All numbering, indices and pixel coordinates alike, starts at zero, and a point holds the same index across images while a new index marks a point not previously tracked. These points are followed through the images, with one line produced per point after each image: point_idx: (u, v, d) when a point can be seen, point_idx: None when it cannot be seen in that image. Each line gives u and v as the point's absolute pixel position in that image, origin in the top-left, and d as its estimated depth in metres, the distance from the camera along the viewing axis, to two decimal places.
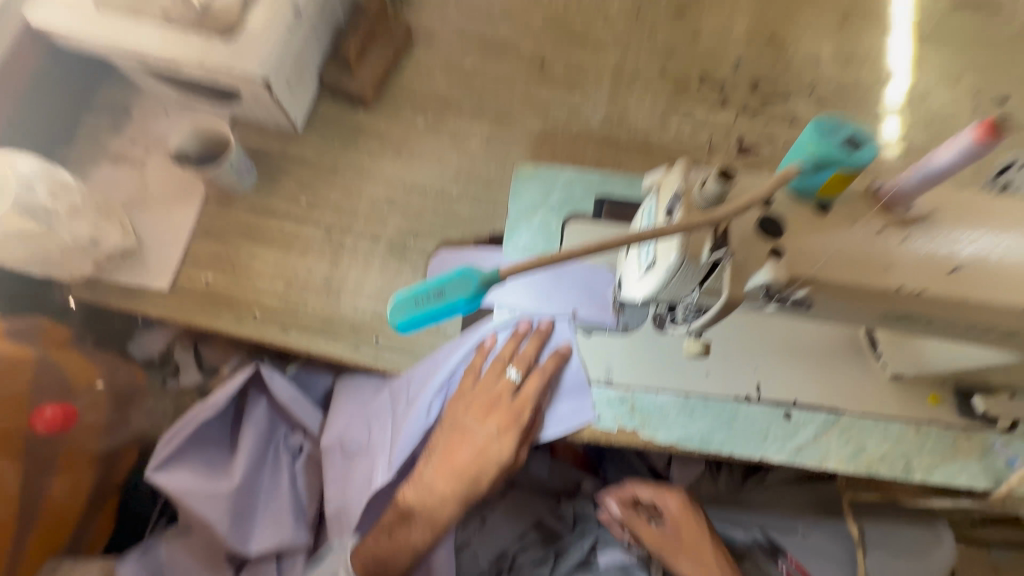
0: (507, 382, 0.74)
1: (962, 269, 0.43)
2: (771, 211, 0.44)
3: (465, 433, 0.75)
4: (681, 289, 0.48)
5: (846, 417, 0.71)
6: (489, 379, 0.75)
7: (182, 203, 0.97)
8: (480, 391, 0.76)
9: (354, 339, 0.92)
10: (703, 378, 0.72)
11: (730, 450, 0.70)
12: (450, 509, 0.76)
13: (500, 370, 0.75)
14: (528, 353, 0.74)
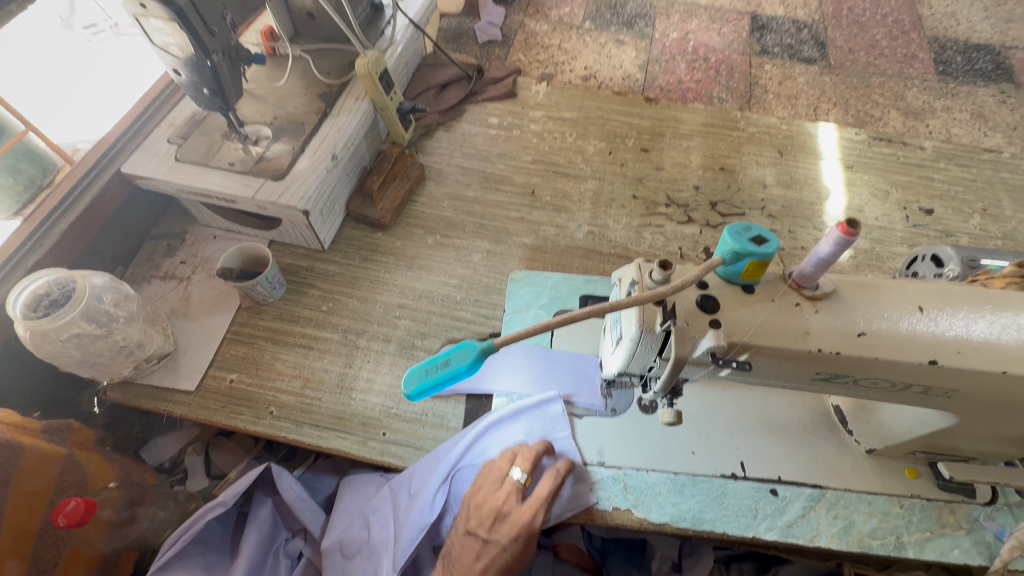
0: (513, 483, 0.75)
1: (868, 335, 0.53)
2: (707, 291, 0.55)
3: (475, 540, 0.74)
4: (645, 358, 0.58)
5: (832, 492, 0.75)
6: (495, 480, 0.76)
7: (218, 311, 1.11)
8: (488, 493, 0.76)
9: (362, 433, 0.97)
10: (690, 456, 0.77)
11: (722, 528, 0.73)
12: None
13: (506, 471, 0.76)
14: (533, 453, 0.76)
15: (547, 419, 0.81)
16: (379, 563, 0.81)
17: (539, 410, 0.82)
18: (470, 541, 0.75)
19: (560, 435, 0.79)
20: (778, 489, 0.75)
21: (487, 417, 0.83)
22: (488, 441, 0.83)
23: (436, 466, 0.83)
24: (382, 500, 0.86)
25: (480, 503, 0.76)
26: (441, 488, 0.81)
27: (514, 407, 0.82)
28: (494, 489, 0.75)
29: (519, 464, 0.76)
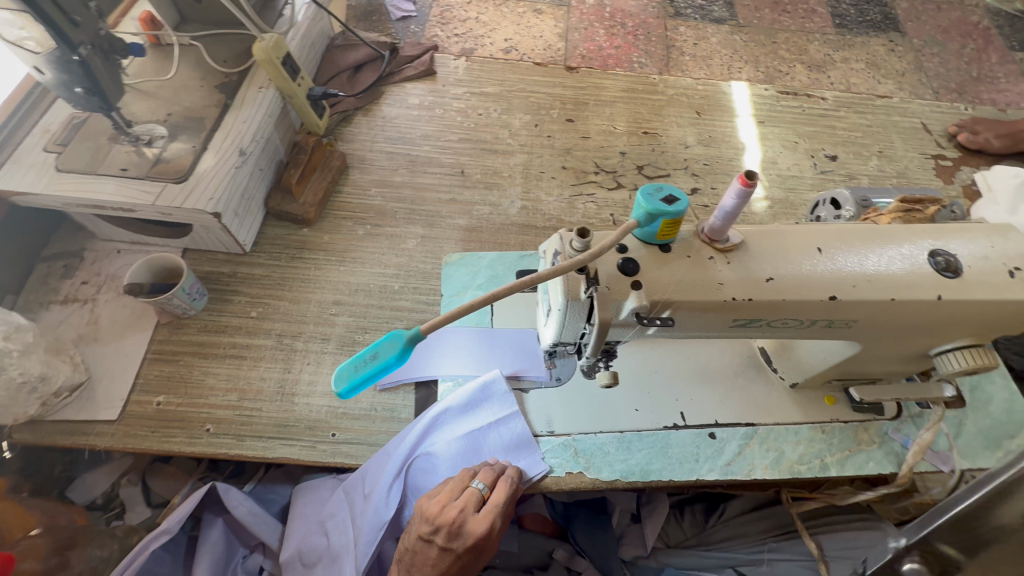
0: (473, 492, 0.70)
1: (776, 279, 0.57)
2: (627, 255, 0.57)
3: (430, 548, 0.67)
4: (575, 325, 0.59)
5: (762, 429, 0.81)
6: (453, 488, 0.71)
7: (132, 332, 1.02)
8: (445, 501, 0.69)
9: (310, 438, 0.94)
10: (634, 414, 0.80)
11: (669, 476, 0.77)
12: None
13: (466, 480, 0.72)
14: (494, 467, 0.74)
15: (493, 401, 0.80)
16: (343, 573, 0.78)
17: (485, 392, 0.81)
18: (421, 553, 0.68)
19: (510, 413, 0.79)
20: (715, 432, 0.80)
21: (430, 411, 0.80)
22: (436, 434, 0.80)
23: (386, 467, 0.79)
24: (337, 503, 0.84)
25: (434, 512, 0.68)
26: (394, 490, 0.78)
27: (459, 396, 0.80)
28: (451, 500, 0.69)
29: (480, 473, 0.72)
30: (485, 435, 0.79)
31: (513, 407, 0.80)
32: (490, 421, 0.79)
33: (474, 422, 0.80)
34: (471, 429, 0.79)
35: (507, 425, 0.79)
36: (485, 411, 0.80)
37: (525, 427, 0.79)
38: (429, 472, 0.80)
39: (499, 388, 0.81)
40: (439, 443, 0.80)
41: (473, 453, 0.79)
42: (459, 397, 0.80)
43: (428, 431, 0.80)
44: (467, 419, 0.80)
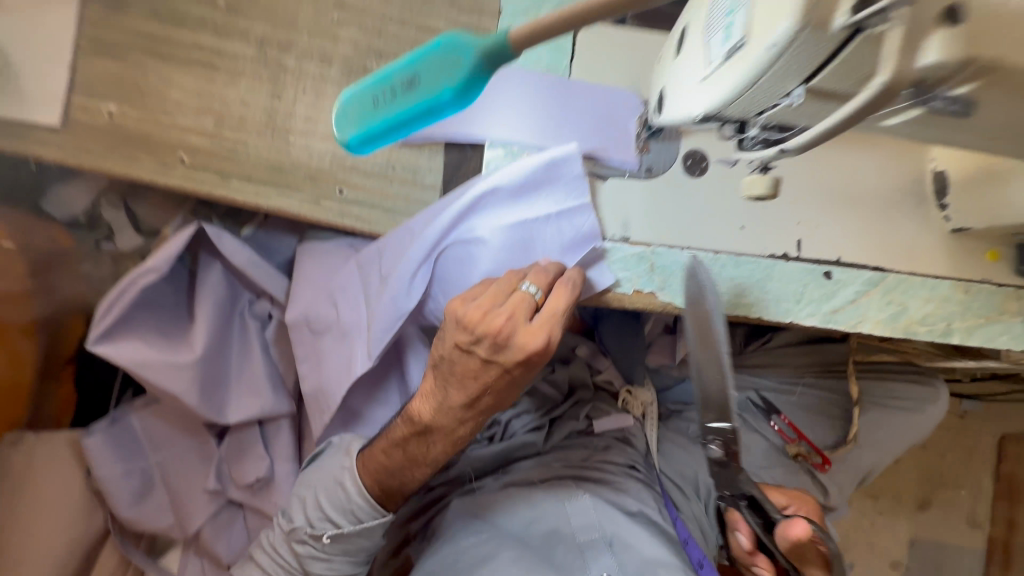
0: (525, 298, 0.54)
1: None
2: None
3: (473, 359, 0.55)
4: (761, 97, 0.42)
5: (891, 277, 0.62)
6: (499, 291, 0.55)
7: (51, 4, 0.72)
8: (488, 305, 0.54)
9: (313, 192, 0.75)
10: (738, 233, 0.61)
11: (759, 314, 0.61)
12: (471, 424, 0.62)
13: (513, 282, 0.56)
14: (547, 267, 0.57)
15: (560, 187, 0.58)
16: (353, 349, 0.72)
17: (551, 173, 0.57)
18: (463, 363, 0.56)
19: (580, 206, 0.58)
20: (833, 272, 0.62)
21: (472, 188, 0.58)
22: (477, 220, 0.59)
23: (408, 252, 0.61)
24: (347, 274, 0.74)
25: (476, 320, 0.53)
26: (421, 280, 0.62)
27: (516, 173, 0.56)
28: (494, 306, 0.54)
29: (530, 276, 0.56)
30: (543, 231, 0.59)
31: (585, 200, 0.58)
32: (553, 213, 0.58)
33: (531, 211, 0.58)
34: (524, 221, 0.59)
35: (574, 221, 0.59)
36: (547, 200, 0.58)
37: (592, 226, 0.59)
38: (462, 265, 0.61)
39: (571, 169, 0.57)
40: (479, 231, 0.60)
41: (523, 250, 0.60)
42: (516, 174, 0.57)
43: (467, 214, 0.59)
44: (522, 206, 0.59)
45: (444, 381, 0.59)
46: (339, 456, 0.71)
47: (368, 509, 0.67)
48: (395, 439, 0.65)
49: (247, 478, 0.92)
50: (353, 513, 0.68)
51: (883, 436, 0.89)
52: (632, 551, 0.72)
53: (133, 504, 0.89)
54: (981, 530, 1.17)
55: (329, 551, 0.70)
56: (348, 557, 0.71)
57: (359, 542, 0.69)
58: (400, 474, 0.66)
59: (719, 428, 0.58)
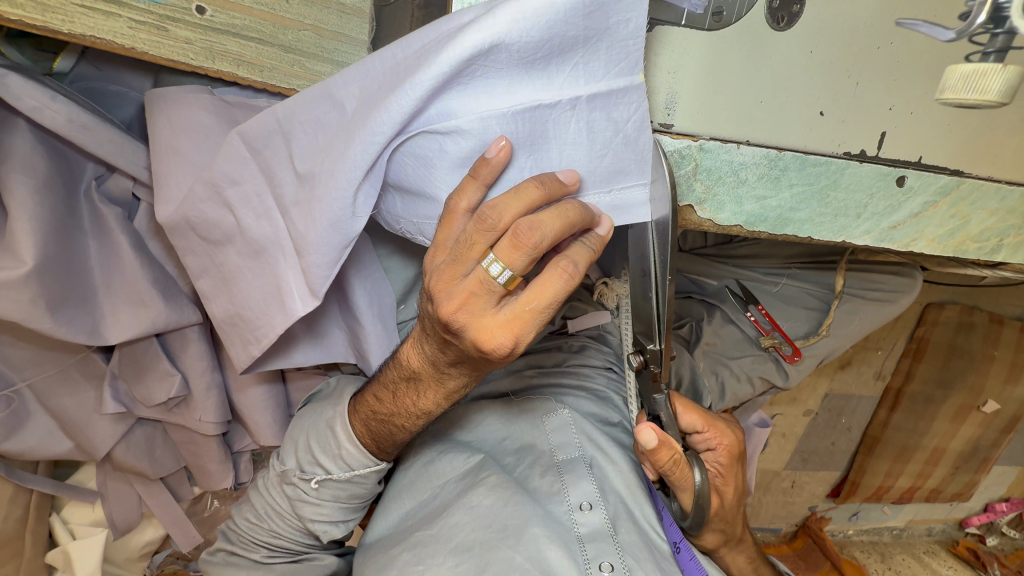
0: (488, 283, 0.37)
1: None
2: None
3: (438, 333, 0.44)
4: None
5: (969, 184, 0.49)
6: (459, 265, 0.38)
7: None
8: (446, 283, 0.39)
9: (152, 8, 0.46)
10: (814, 122, 0.43)
11: (808, 233, 0.49)
12: (463, 376, 0.50)
13: (478, 254, 0.38)
14: (535, 226, 0.36)
15: (599, 53, 0.36)
16: (280, 272, 0.53)
17: (590, 27, 0.34)
18: (433, 332, 0.45)
19: (625, 88, 0.37)
20: (907, 177, 0.48)
21: (451, 49, 0.34)
22: (458, 103, 0.38)
23: (349, 152, 0.40)
24: (233, 157, 0.48)
25: (431, 296, 0.40)
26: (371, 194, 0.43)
27: (528, 27, 0.34)
28: (450, 286, 0.39)
29: (498, 251, 0.36)
30: (561, 124, 0.39)
31: (634, 78, 0.37)
32: (583, 97, 0.37)
33: (547, 92, 0.37)
34: (536, 107, 0.38)
35: (611, 112, 0.38)
36: (574, 73, 0.37)
37: (640, 117, 0.39)
38: (428, 169, 0.41)
39: (626, 23, 0.34)
40: (461, 123, 0.38)
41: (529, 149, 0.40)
42: (528, 29, 0.34)
43: (442, 93, 0.37)
44: (534, 83, 0.37)
45: (425, 335, 0.47)
46: (331, 403, 0.65)
47: (359, 457, 0.60)
48: (384, 383, 0.56)
49: (158, 399, 0.75)
50: (343, 459, 0.60)
51: (855, 327, 0.85)
52: (605, 478, 0.65)
53: (11, 436, 0.73)
54: (882, 381, 1.33)
55: (319, 495, 0.62)
56: (341, 502, 0.63)
57: (350, 488, 0.62)
58: (390, 423, 0.57)
59: (643, 347, 0.52)
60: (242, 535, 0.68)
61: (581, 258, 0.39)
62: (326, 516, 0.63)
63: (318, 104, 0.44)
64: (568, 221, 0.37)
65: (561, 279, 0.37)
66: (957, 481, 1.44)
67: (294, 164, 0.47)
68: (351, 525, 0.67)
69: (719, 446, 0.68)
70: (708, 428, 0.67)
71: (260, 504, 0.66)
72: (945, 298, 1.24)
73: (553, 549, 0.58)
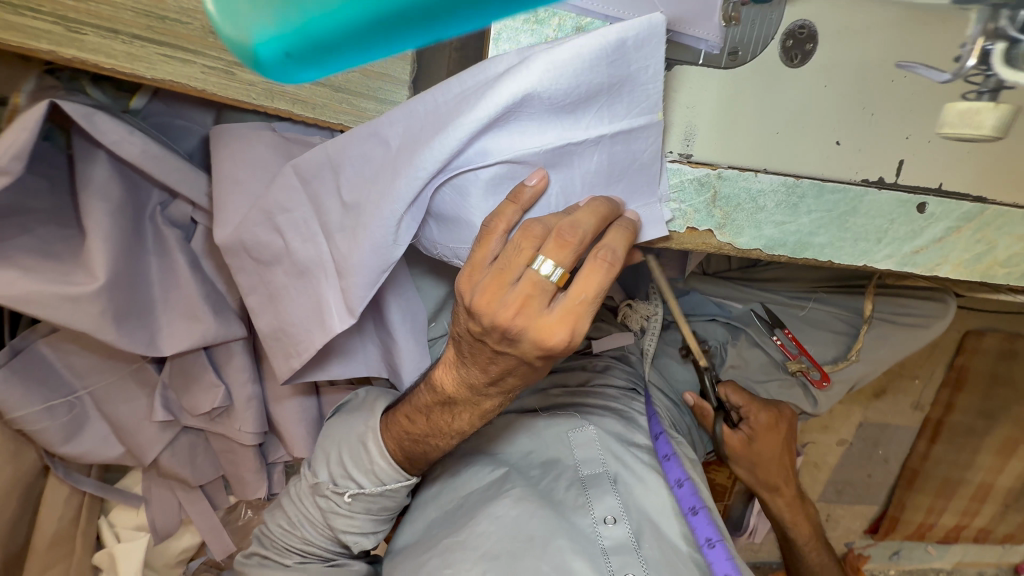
0: (540, 279, 0.39)
1: None
2: None
3: (484, 345, 0.45)
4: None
5: (992, 209, 0.50)
6: (509, 269, 0.40)
7: None
8: (493, 292, 0.40)
9: (222, 54, 0.52)
10: (831, 150, 0.45)
11: (830, 258, 0.50)
12: (499, 397, 0.53)
13: (528, 253, 0.40)
14: (576, 225, 0.39)
15: (624, 97, 0.39)
16: (321, 292, 0.57)
17: (613, 73, 0.38)
18: (479, 348, 0.46)
19: (646, 125, 0.41)
20: (928, 204, 0.49)
21: (490, 99, 0.38)
22: (497, 144, 0.41)
23: (395, 185, 0.44)
24: (286, 186, 0.54)
25: (482, 311, 0.41)
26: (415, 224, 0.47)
27: (561, 75, 0.37)
28: (495, 295, 0.40)
29: (548, 248, 0.39)
30: (586, 157, 0.42)
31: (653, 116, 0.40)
32: (606, 136, 0.41)
33: (575, 132, 0.41)
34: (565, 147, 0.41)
35: (632, 144, 0.41)
36: (599, 114, 0.40)
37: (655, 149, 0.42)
38: (464, 197, 0.45)
39: (645, 67, 0.38)
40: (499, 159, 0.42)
41: (560, 189, 0.44)
42: (558, 77, 0.37)
43: (484, 137, 0.41)
44: (562, 125, 0.40)
45: (466, 357, 0.49)
46: (362, 416, 0.67)
47: (390, 473, 0.63)
48: (417, 405, 0.59)
49: (202, 408, 0.79)
50: (374, 474, 0.63)
51: (885, 352, 0.84)
52: (629, 492, 0.66)
53: (70, 440, 0.78)
54: (920, 411, 1.28)
55: (352, 509, 0.65)
56: (371, 515, 0.66)
57: (380, 500, 0.65)
58: (424, 441, 0.60)
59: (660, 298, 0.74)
60: (274, 542, 0.71)
61: (618, 242, 0.41)
62: (356, 528, 0.66)
63: (364, 142, 0.49)
64: (601, 215, 0.41)
65: (602, 269, 0.40)
66: (1007, 520, 1.37)
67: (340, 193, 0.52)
68: (379, 536, 0.70)
69: (758, 424, 0.76)
70: (748, 406, 0.77)
71: (290, 512, 0.69)
72: (984, 325, 1.19)
73: (579, 559, 0.59)
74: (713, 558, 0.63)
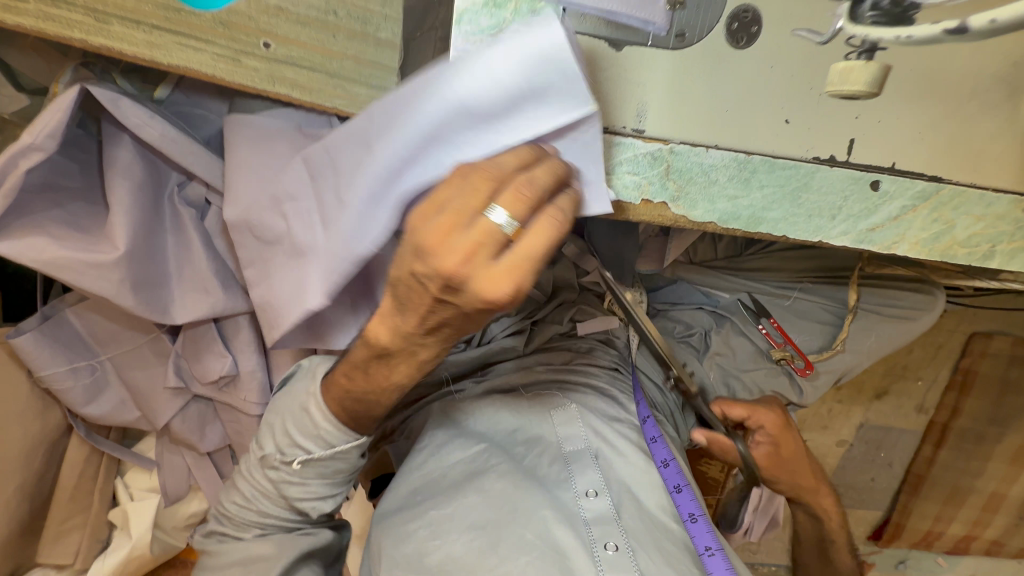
0: (493, 224, 0.41)
1: None
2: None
3: (424, 290, 0.46)
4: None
5: (947, 189, 0.52)
6: (461, 212, 0.42)
7: None
8: (443, 229, 0.42)
9: (230, 44, 0.58)
10: (781, 128, 0.48)
11: (784, 232, 0.52)
12: (436, 345, 0.54)
13: (480, 202, 0.42)
14: (532, 181, 0.42)
15: (549, 76, 0.43)
16: (307, 276, 0.60)
17: (528, 82, 0.43)
18: (416, 291, 0.46)
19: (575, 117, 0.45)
20: (882, 182, 0.51)
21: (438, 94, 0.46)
22: (439, 146, 0.48)
23: (357, 188, 0.52)
24: (297, 178, 0.61)
25: (429, 248, 0.42)
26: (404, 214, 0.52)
27: (479, 78, 0.44)
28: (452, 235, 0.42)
29: (503, 199, 0.41)
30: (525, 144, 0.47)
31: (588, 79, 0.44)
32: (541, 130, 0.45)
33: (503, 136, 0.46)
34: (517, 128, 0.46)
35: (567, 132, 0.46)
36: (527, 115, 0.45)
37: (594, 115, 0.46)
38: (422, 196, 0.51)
39: (556, 77, 0.43)
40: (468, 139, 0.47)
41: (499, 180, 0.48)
42: (475, 91, 0.44)
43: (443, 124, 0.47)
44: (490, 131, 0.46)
45: (403, 304, 0.49)
46: (303, 386, 0.69)
47: (336, 435, 0.66)
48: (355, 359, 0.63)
49: (211, 376, 0.86)
50: (321, 438, 0.66)
51: (871, 344, 0.85)
52: (611, 468, 0.69)
53: (91, 402, 0.85)
54: (925, 415, 1.25)
55: (303, 475, 0.69)
56: (325, 480, 0.70)
57: (333, 463, 0.69)
58: (366, 398, 0.63)
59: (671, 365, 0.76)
60: (235, 519, 0.74)
61: (565, 207, 0.44)
62: (312, 493, 0.70)
63: (346, 142, 0.55)
64: (556, 175, 0.43)
65: (548, 226, 0.42)
66: (1021, 533, 1.32)
67: (332, 187, 0.57)
68: (339, 499, 0.74)
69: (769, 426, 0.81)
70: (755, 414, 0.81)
71: (244, 487, 0.73)
72: (992, 328, 1.17)
73: (561, 528, 0.62)
74: (696, 530, 0.67)
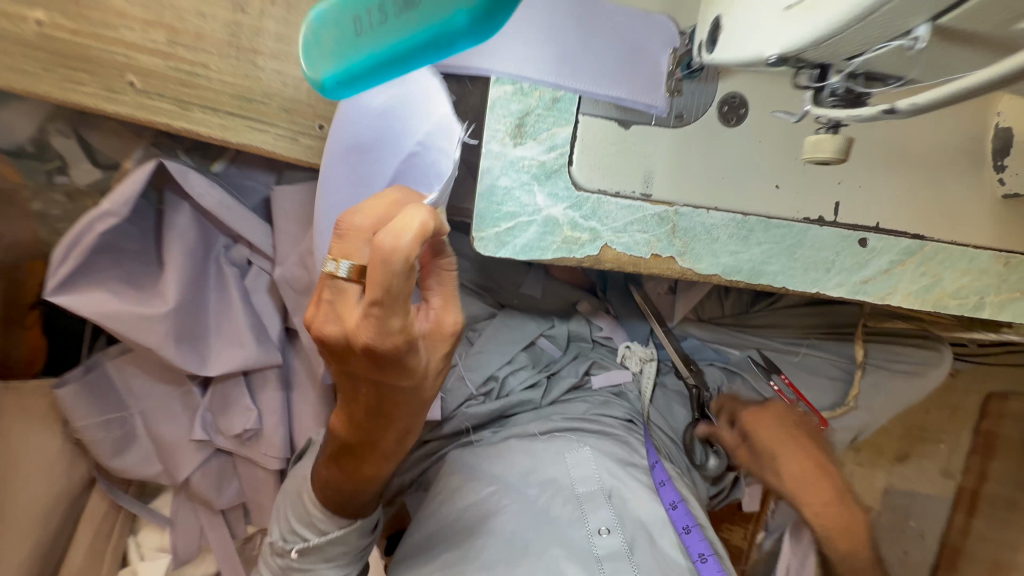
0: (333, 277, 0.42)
1: None
2: None
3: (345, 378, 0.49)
4: (857, 41, 0.36)
5: (931, 246, 0.57)
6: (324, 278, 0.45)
7: None
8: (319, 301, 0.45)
9: (289, 128, 0.68)
10: (772, 193, 0.54)
11: (783, 284, 0.56)
12: (389, 435, 0.54)
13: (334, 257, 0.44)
14: (357, 219, 0.42)
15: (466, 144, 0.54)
16: None
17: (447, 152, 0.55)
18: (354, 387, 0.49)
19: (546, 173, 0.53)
20: (869, 240, 0.56)
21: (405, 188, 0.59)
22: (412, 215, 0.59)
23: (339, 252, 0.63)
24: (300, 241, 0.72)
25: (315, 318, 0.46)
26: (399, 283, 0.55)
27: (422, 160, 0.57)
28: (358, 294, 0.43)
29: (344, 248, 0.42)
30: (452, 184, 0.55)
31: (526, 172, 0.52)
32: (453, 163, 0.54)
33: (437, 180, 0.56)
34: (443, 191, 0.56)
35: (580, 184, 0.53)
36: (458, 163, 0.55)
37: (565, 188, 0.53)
38: None
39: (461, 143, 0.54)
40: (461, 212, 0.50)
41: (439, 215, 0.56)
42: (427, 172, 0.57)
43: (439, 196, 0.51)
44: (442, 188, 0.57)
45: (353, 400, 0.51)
46: (299, 480, 0.67)
47: (332, 521, 0.62)
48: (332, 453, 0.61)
49: (235, 429, 0.88)
50: (320, 522, 0.63)
51: (882, 399, 0.88)
52: (627, 507, 0.68)
53: (118, 454, 0.87)
54: (952, 480, 1.22)
55: (307, 561, 0.65)
56: (330, 563, 0.65)
57: (333, 549, 0.64)
58: (346, 489, 0.60)
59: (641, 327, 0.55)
60: None
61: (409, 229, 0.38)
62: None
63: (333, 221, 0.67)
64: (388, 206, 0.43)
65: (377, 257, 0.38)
66: None
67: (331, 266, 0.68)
68: None
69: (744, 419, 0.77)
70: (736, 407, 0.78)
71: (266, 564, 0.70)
72: (1006, 388, 1.17)
73: (574, 566, 0.61)
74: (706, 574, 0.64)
